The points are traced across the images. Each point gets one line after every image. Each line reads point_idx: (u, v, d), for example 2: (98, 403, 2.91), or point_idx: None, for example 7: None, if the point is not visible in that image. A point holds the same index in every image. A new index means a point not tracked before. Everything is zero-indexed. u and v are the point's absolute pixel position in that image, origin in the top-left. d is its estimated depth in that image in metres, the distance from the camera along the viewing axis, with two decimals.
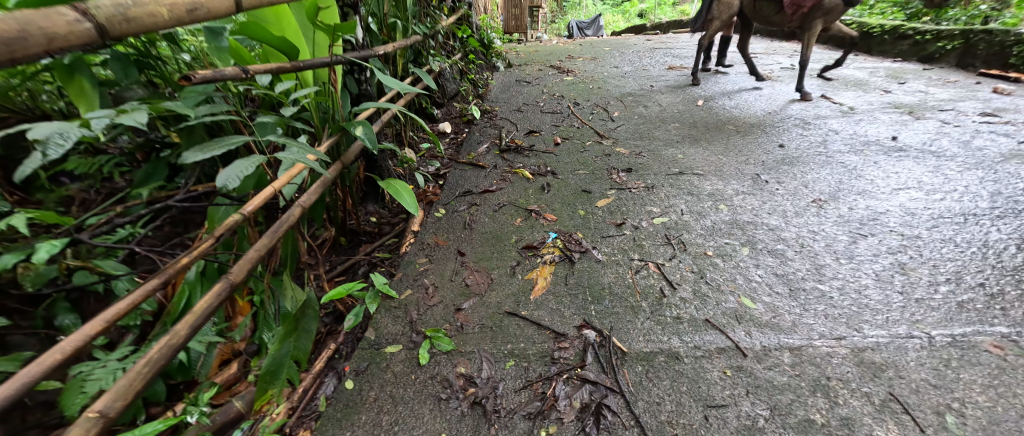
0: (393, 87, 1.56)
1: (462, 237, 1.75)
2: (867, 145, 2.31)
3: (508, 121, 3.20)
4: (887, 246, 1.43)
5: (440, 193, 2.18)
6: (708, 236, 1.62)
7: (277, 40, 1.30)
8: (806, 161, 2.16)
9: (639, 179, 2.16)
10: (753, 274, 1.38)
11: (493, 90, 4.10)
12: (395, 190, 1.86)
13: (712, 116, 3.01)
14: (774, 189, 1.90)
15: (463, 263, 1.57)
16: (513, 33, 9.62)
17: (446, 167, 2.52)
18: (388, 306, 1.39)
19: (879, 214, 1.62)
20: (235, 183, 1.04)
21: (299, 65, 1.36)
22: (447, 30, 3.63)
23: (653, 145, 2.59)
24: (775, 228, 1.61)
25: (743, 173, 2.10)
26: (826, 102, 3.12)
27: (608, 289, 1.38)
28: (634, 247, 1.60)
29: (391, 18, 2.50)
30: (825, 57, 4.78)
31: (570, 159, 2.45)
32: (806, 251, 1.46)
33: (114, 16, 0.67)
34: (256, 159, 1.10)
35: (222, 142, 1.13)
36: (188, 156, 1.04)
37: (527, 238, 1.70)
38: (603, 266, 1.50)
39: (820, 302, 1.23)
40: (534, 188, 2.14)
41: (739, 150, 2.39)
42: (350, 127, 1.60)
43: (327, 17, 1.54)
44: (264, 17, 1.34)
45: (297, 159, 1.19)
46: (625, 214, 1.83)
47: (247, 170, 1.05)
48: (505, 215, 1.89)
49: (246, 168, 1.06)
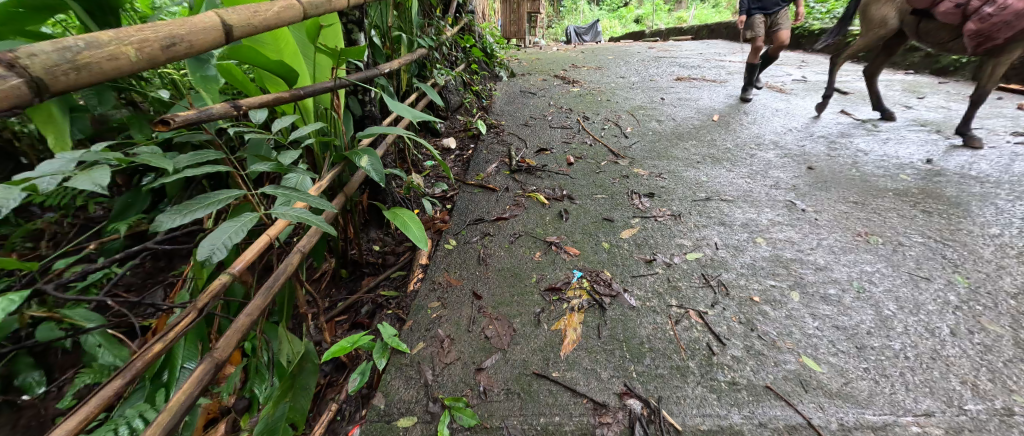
0: (404, 117, 1.39)
1: (477, 275, 1.59)
2: (902, 167, 2.18)
3: (516, 137, 3.05)
4: (954, 293, 1.29)
5: (448, 220, 2.02)
6: (749, 276, 1.47)
7: (275, 67, 1.16)
8: (841, 186, 2.03)
9: (663, 205, 2.01)
10: (808, 325, 1.23)
11: (498, 102, 3.95)
12: (402, 221, 1.69)
13: (730, 133, 2.88)
14: (813, 220, 1.75)
15: (481, 309, 1.42)
16: (512, 38, 9.48)
17: (454, 189, 2.37)
18: (399, 364, 1.23)
19: (938, 251, 1.48)
20: (220, 255, 0.87)
21: (300, 94, 1.22)
22: (451, 41, 3.48)
23: (673, 165, 2.45)
24: (823, 268, 1.47)
25: (775, 200, 1.96)
26: (848, 118, 3.00)
27: (647, 343, 1.23)
28: (670, 289, 1.45)
29: (395, 31, 2.35)
30: (835, 69, 4.69)
31: (586, 181, 2.30)
32: (866, 297, 1.31)
33: (59, 66, 0.56)
34: (247, 221, 0.94)
35: (208, 200, 0.96)
36: (162, 222, 0.88)
37: (549, 277, 1.55)
38: (638, 313, 1.35)
39: (895, 367, 1.09)
40: (551, 215, 1.98)
41: (766, 173, 2.25)
42: (354, 157, 1.45)
43: (330, 36, 1.40)
44: (260, 40, 1.20)
45: (296, 214, 1.03)
46: (655, 248, 1.68)
47: (235, 237, 0.89)
48: (522, 249, 1.74)
49: (234, 235, 0.89)
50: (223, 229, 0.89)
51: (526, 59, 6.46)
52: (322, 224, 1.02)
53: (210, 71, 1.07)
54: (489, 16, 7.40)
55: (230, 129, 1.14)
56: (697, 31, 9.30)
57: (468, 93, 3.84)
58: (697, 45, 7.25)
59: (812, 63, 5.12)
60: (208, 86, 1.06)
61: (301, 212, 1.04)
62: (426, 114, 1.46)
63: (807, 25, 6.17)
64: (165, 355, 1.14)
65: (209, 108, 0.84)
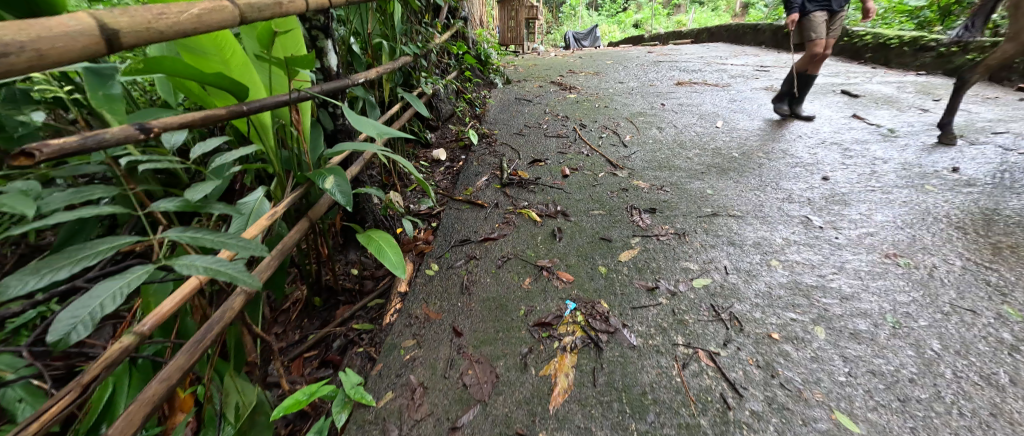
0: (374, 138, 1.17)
1: (460, 307, 1.42)
2: (924, 177, 2.02)
3: (509, 147, 2.89)
4: (1006, 330, 1.14)
5: (432, 240, 1.84)
6: (765, 307, 1.30)
7: (212, 79, 1.00)
8: (860, 199, 1.87)
9: (666, 222, 1.84)
10: (840, 370, 1.07)
11: (492, 109, 3.81)
12: (375, 246, 1.51)
13: (736, 140, 2.72)
14: (832, 239, 1.59)
15: (460, 349, 1.25)
16: (509, 44, 9.35)
17: (440, 204, 2.21)
18: (360, 421, 1.07)
19: (984, 273, 1.34)
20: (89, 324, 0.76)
21: (244, 110, 1.06)
22: (441, 47, 3.33)
23: (675, 176, 2.28)
24: (849, 298, 1.30)
25: (789, 216, 1.79)
26: (860, 123, 2.85)
27: (651, 393, 1.06)
28: (675, 324, 1.27)
29: (376, 37, 2.19)
30: (841, 71, 4.54)
31: (581, 195, 2.14)
32: (903, 334, 1.15)
33: None
34: (133, 277, 0.82)
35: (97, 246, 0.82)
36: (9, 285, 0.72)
37: (539, 309, 1.38)
38: (639, 354, 1.17)
39: (947, 426, 0.93)
40: (543, 234, 1.82)
41: (777, 184, 2.08)
42: (318, 177, 1.28)
43: (290, 42, 1.22)
44: (201, 49, 1.04)
45: (210, 264, 0.86)
46: (658, 273, 1.51)
47: (108, 306, 0.76)
48: (510, 274, 1.57)
49: (106, 301, 0.77)
50: (97, 292, 0.78)
51: (522, 65, 6.32)
52: (236, 280, 0.84)
53: (115, 87, 0.85)
54: (484, 20, 6.90)
55: (123, 159, 0.89)
56: (697, 34, 9.18)
57: (460, 101, 3.69)
58: (697, 49, 7.11)
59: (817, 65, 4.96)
60: (113, 105, 0.85)
61: (218, 262, 0.87)
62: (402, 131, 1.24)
63: None
64: (103, 404, 1.01)
65: (98, 133, 0.68)
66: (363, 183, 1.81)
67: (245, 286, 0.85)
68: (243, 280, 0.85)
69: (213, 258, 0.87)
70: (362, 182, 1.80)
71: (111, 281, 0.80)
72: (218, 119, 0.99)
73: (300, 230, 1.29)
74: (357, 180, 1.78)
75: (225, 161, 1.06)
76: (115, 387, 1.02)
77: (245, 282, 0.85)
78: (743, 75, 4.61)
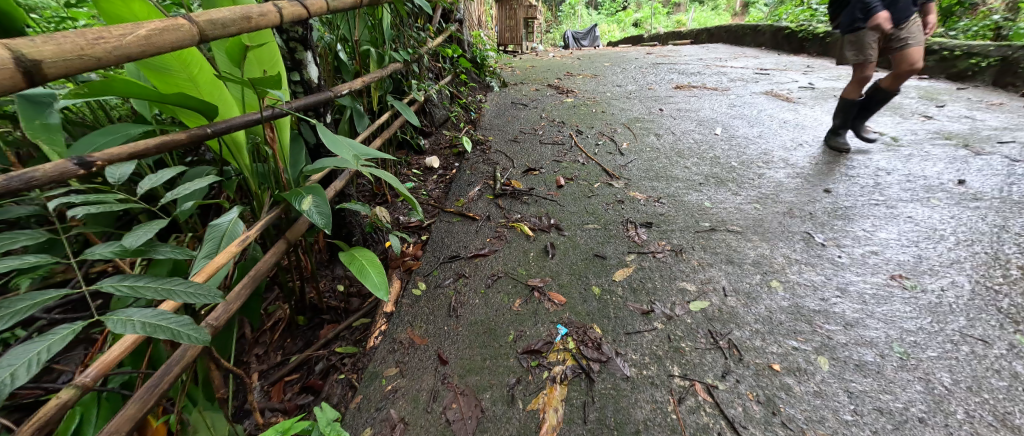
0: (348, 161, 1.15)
1: (446, 331, 1.36)
2: (930, 190, 1.97)
3: (503, 155, 2.83)
4: (1019, 362, 1.09)
5: (421, 257, 1.78)
6: (765, 334, 1.23)
7: (173, 99, 0.94)
8: (863, 214, 1.81)
9: (662, 237, 1.78)
10: (844, 408, 1.02)
11: (488, 114, 3.75)
12: (357, 266, 1.45)
13: (735, 148, 2.66)
14: (835, 259, 1.53)
15: (445, 379, 1.19)
16: (508, 44, 9.28)
17: (431, 216, 2.15)
18: None
19: (994, 297, 1.29)
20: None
21: (207, 132, 1.00)
22: (435, 51, 3.27)
23: (673, 187, 2.22)
24: (851, 325, 1.24)
25: (790, 232, 1.73)
26: (863, 131, 2.80)
27: (644, 433, 1.01)
28: (671, 352, 1.20)
29: (364, 44, 2.12)
30: (843, 74, 4.47)
31: (575, 207, 2.09)
32: (912, 366, 1.10)
33: None
34: (57, 339, 0.79)
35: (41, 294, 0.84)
36: None
37: (529, 334, 1.31)
38: (633, 387, 1.11)
39: None
40: (535, 250, 1.76)
41: (777, 197, 2.02)
42: (295, 197, 1.22)
43: (264, 56, 1.16)
44: (165, 67, 0.99)
45: (146, 318, 0.84)
46: (653, 295, 1.44)
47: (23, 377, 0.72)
48: (500, 295, 1.50)
49: (20, 369, 0.74)
50: (12, 356, 0.75)
51: (520, 67, 6.25)
52: (178, 338, 0.82)
53: (53, 116, 0.96)
54: (484, 20, 7.10)
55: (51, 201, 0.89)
56: (697, 34, 9.11)
57: (455, 106, 3.63)
58: (696, 50, 7.05)
59: (818, 68, 4.90)
60: (52, 134, 0.96)
61: (155, 314, 0.85)
62: (381, 154, 1.22)
63: (811, 28, 5.96)
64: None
65: (25, 173, 0.70)
66: (349, 197, 1.75)
67: (187, 342, 0.84)
68: (187, 336, 0.84)
69: (153, 311, 0.85)
70: (348, 196, 1.74)
71: (30, 345, 0.78)
72: (174, 144, 0.94)
73: (277, 251, 1.22)
74: (343, 194, 1.72)
75: (173, 199, 1.05)
76: (82, 417, 0.98)
77: (187, 338, 0.84)
78: (744, 78, 4.56)
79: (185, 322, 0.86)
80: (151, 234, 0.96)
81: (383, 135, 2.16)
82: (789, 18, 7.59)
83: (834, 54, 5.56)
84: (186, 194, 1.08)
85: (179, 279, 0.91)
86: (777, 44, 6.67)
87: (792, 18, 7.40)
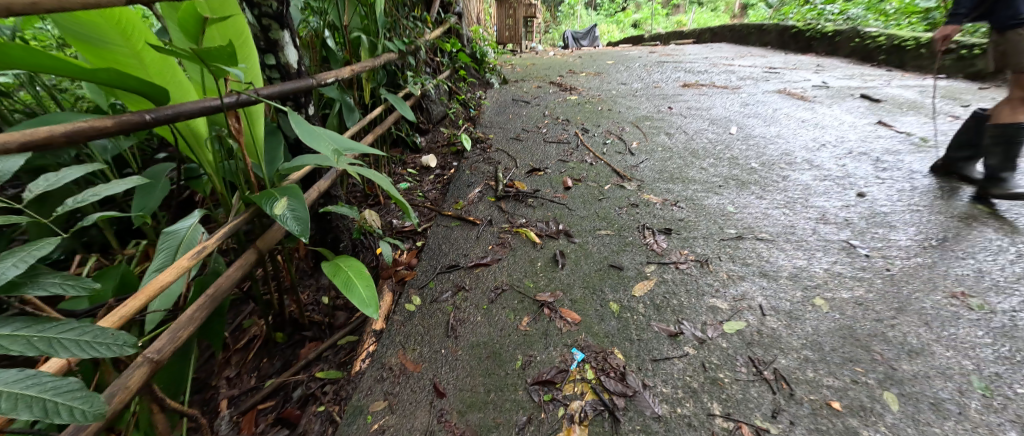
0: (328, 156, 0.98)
1: (444, 355, 1.18)
2: (974, 196, 1.81)
3: (505, 154, 2.65)
4: None
5: (415, 266, 1.59)
6: (817, 363, 1.06)
7: (102, 76, 0.76)
8: (905, 222, 1.64)
9: (684, 246, 1.61)
10: None
11: (488, 111, 3.57)
12: (342, 278, 1.25)
13: (753, 149, 2.49)
14: (881, 274, 1.36)
15: (443, 416, 1.01)
16: (508, 43, 9.10)
17: (428, 220, 1.98)
18: None
19: None
20: None
21: (147, 120, 0.81)
22: (432, 45, 3.09)
23: (690, 190, 2.05)
24: (916, 353, 1.08)
25: (826, 241, 1.56)
26: (887, 131, 2.64)
27: None
28: (708, 384, 1.03)
29: (355, 31, 1.94)
30: (856, 73, 4.31)
31: (586, 210, 1.92)
32: (998, 408, 0.93)
33: None
34: None
35: None
36: None
37: (539, 360, 1.13)
38: (666, 429, 0.94)
39: None
40: (543, 259, 1.58)
41: (806, 202, 1.86)
42: (266, 200, 1.02)
43: (229, 31, 0.97)
44: (98, 37, 0.80)
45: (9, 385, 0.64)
46: (679, 313, 1.26)
47: None
48: (505, 311, 1.32)
49: None
50: None
51: (521, 65, 6.07)
52: (49, 418, 0.62)
53: None
54: (484, 19, 7.13)
55: None
56: (700, 34, 8.97)
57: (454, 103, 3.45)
58: (700, 49, 6.90)
59: (829, 66, 4.75)
60: None
61: (22, 379, 0.65)
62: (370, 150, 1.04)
63: (819, 27, 5.81)
64: None
65: None
66: (335, 198, 1.56)
67: (65, 420, 0.64)
68: (67, 411, 0.65)
69: (21, 374, 0.65)
70: (334, 196, 1.55)
71: None
72: (97, 130, 0.74)
73: (245, 263, 1.03)
74: (329, 195, 1.53)
75: (74, 206, 0.87)
76: None
77: (65, 416, 0.64)
78: (753, 76, 4.40)
79: (65, 390, 0.66)
80: (17, 269, 0.72)
81: (377, 131, 1.99)
82: (795, 18, 7.45)
83: (843, 53, 5.42)
84: (95, 199, 0.91)
85: (74, 323, 0.72)
86: (783, 42, 6.53)
87: (797, 18, 7.27)
